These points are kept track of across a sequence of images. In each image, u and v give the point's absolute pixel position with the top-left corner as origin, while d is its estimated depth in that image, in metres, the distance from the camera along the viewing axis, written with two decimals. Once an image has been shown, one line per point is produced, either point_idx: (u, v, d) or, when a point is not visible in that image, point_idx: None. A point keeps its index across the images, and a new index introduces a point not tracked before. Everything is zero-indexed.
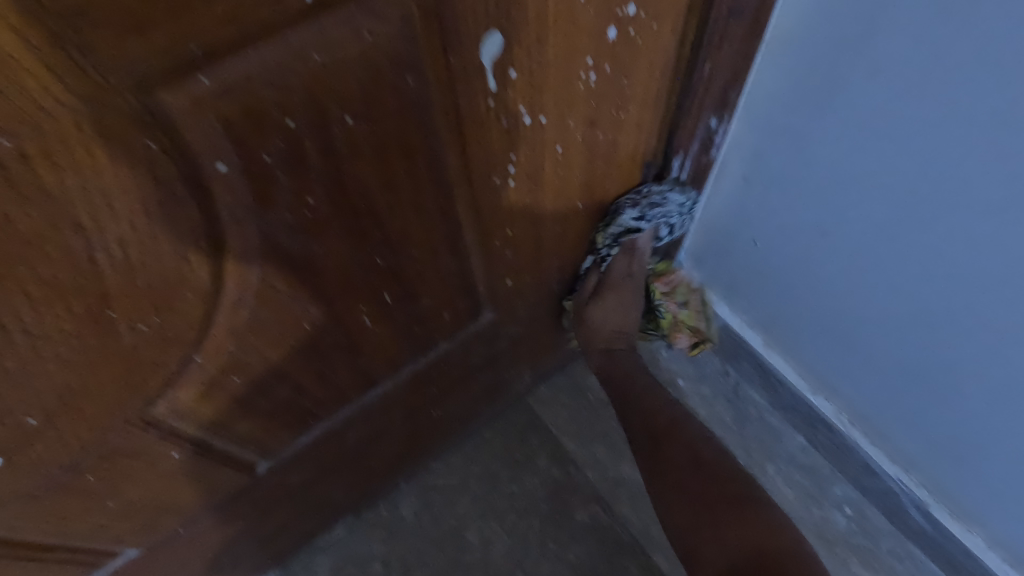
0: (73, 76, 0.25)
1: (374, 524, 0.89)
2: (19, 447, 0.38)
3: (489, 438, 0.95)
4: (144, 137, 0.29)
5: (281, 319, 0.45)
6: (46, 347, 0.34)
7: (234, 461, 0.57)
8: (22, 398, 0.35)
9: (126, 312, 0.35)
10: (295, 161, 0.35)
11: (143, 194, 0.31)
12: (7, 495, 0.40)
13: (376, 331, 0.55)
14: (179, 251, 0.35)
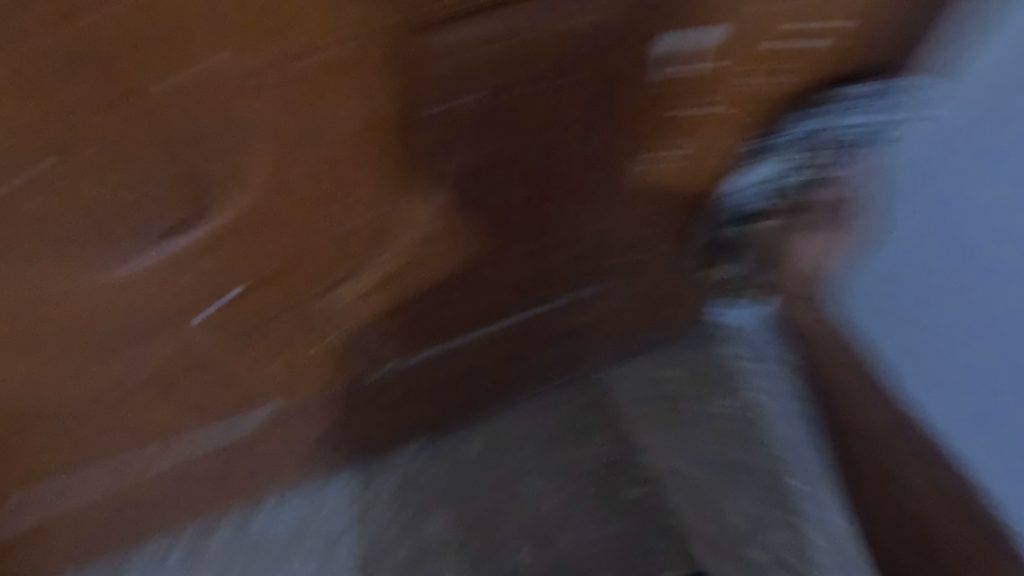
0: (352, 18, 0.33)
1: (439, 455, 0.96)
2: (242, 296, 0.50)
3: (559, 403, 0.99)
4: (380, 72, 0.37)
5: (435, 243, 0.55)
6: (282, 224, 0.44)
7: (365, 355, 0.68)
8: (251, 261, 0.46)
9: (337, 209, 0.45)
10: (483, 112, 0.43)
11: (366, 116, 0.39)
12: (224, 329, 0.53)
13: (503, 268, 0.65)
14: (384, 170, 0.44)
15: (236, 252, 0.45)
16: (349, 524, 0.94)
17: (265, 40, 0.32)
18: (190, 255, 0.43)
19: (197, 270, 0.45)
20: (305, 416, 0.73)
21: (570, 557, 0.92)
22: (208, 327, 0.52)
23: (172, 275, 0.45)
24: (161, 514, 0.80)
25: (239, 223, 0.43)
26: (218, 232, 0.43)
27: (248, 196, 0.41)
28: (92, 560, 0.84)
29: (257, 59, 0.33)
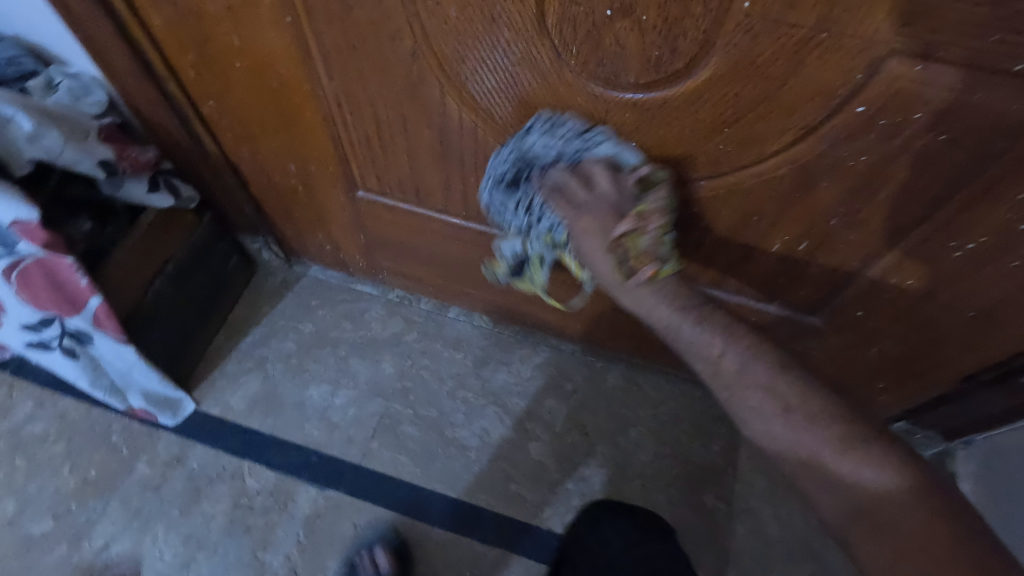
0: (849, 66, 0.50)
1: (588, 362, 1.19)
2: None
3: (694, 396, 1.15)
4: (835, 102, 0.53)
5: (754, 200, 0.68)
6: (677, 130, 0.62)
7: None
8: (635, 119, 0.62)
9: (721, 152, 0.63)
10: (868, 161, 0.58)
11: (800, 115, 0.56)
12: None
13: (770, 259, 0.76)
14: (771, 142, 0.60)
15: (638, 121, 0.62)
16: (501, 362, 1.18)
17: (786, 63, 0.51)
18: (614, 108, 0.62)
19: (609, 118, 0.63)
20: None
21: (631, 502, 1.06)
22: None
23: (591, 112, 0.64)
24: (421, 265, 1.10)
25: (656, 108, 0.60)
26: (643, 115, 0.62)
27: (681, 112, 0.60)
28: (358, 265, 1.19)
29: (774, 52, 0.51)
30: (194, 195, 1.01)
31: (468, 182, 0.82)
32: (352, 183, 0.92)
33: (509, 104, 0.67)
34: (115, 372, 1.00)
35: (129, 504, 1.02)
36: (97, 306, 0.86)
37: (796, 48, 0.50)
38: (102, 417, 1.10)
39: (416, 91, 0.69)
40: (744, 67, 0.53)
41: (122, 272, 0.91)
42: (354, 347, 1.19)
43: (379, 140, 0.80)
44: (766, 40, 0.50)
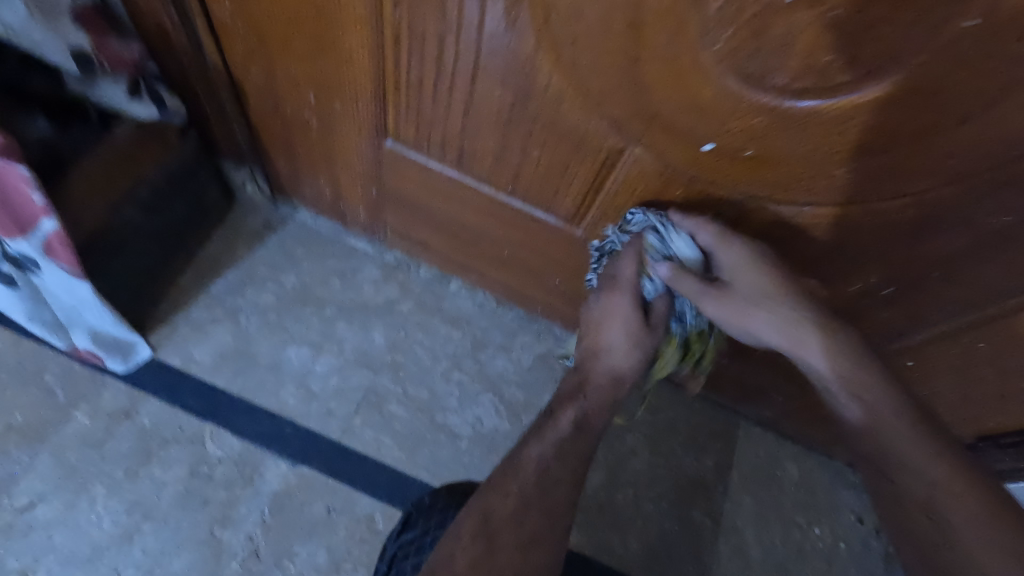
0: None
1: None
2: (716, 149, 0.58)
3: (694, 408, 1.11)
4: (1011, 143, 0.47)
5: (855, 233, 0.62)
6: (808, 144, 0.54)
7: None
8: (764, 124, 0.53)
9: (846, 177, 0.56)
10: (1011, 212, 0.53)
11: (963, 151, 0.49)
12: (660, 156, 0.62)
13: (841, 295, 0.71)
14: (910, 175, 0.53)
15: (765, 127, 0.54)
16: (501, 347, 1.09)
17: (981, 88, 0.44)
18: (745, 107, 0.53)
19: (732, 117, 0.54)
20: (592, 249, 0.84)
21: (621, 511, 1.02)
22: (657, 141, 0.60)
23: (713, 107, 0.54)
24: (434, 231, 0.98)
25: (796, 116, 0.51)
26: (776, 121, 0.53)
27: (823, 126, 0.51)
28: (358, 219, 1.05)
29: (976, 72, 0.43)
30: (180, 108, 0.83)
31: (527, 155, 0.71)
32: (381, 130, 0.79)
33: (615, 80, 0.56)
34: (59, 306, 0.84)
35: (62, 459, 0.88)
36: (51, 232, 0.70)
37: (1003, 72, 0.43)
38: (33, 353, 0.93)
39: (502, 41, 0.57)
40: (931, 84, 0.45)
41: (84, 187, 0.76)
42: (340, 309, 1.07)
43: (432, 88, 0.67)
44: (974, 57, 0.42)
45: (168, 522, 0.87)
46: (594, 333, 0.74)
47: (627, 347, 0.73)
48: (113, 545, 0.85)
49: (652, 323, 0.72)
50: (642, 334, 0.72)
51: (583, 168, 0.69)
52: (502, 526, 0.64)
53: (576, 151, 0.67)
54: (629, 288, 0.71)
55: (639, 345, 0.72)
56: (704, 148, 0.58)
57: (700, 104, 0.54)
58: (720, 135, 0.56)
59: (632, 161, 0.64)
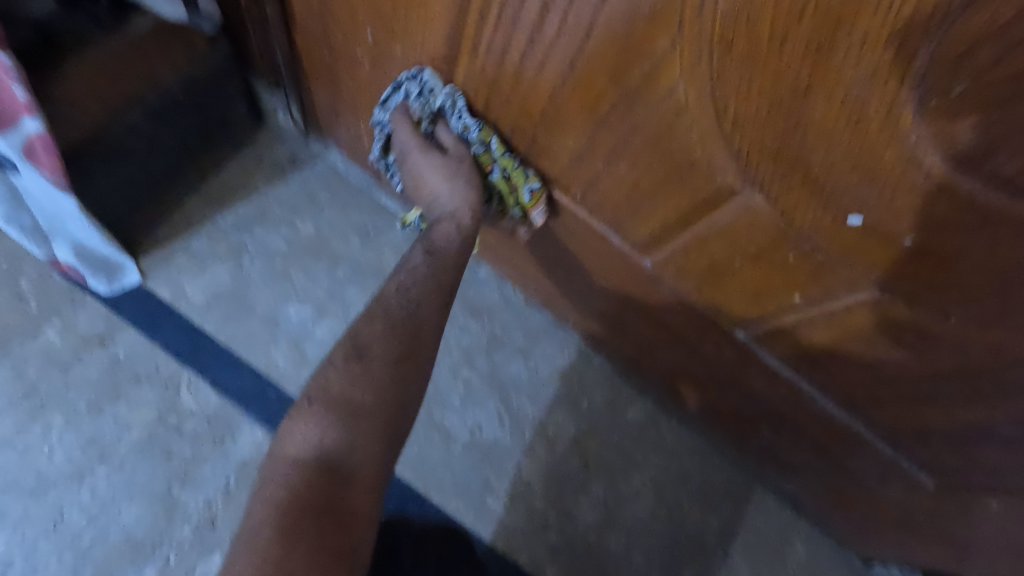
0: None
1: (614, 384, 1.00)
2: (862, 226, 0.45)
3: (712, 461, 1.00)
4: None
5: (1000, 368, 0.48)
6: (991, 256, 0.40)
7: (754, 322, 0.65)
8: (943, 216, 0.40)
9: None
10: None
11: None
12: (783, 214, 0.49)
13: (944, 416, 0.58)
14: None
15: (943, 217, 0.40)
16: (520, 351, 0.98)
17: None
18: (928, 187, 0.39)
19: (903, 196, 0.41)
20: (655, 283, 0.71)
21: (607, 556, 0.93)
22: (788, 197, 0.47)
23: (883, 176, 0.40)
24: None
25: (995, 217, 0.38)
26: (963, 217, 0.39)
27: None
28: None
29: None
30: (213, 15, 0.71)
31: (611, 166, 0.58)
32: (443, 90, 0.65)
33: (764, 110, 0.42)
34: (41, 213, 0.72)
35: (23, 376, 0.80)
36: (34, 134, 0.58)
37: None
38: (12, 251, 0.84)
39: (626, 24, 0.43)
40: None
41: (79, 88, 0.64)
42: (353, 271, 0.95)
43: (518, 59, 0.53)
44: None
45: (123, 468, 0.79)
46: (422, 184, 0.66)
47: (453, 196, 0.64)
48: (60, 482, 0.77)
49: (448, 148, 0.65)
50: (449, 163, 0.64)
51: (679, 200, 0.56)
52: (375, 341, 0.60)
53: (676, 179, 0.54)
54: (417, 148, 0.64)
55: (466, 200, 0.64)
56: (849, 220, 0.45)
57: (869, 166, 0.41)
58: (876, 213, 0.43)
59: (744, 209, 0.51)
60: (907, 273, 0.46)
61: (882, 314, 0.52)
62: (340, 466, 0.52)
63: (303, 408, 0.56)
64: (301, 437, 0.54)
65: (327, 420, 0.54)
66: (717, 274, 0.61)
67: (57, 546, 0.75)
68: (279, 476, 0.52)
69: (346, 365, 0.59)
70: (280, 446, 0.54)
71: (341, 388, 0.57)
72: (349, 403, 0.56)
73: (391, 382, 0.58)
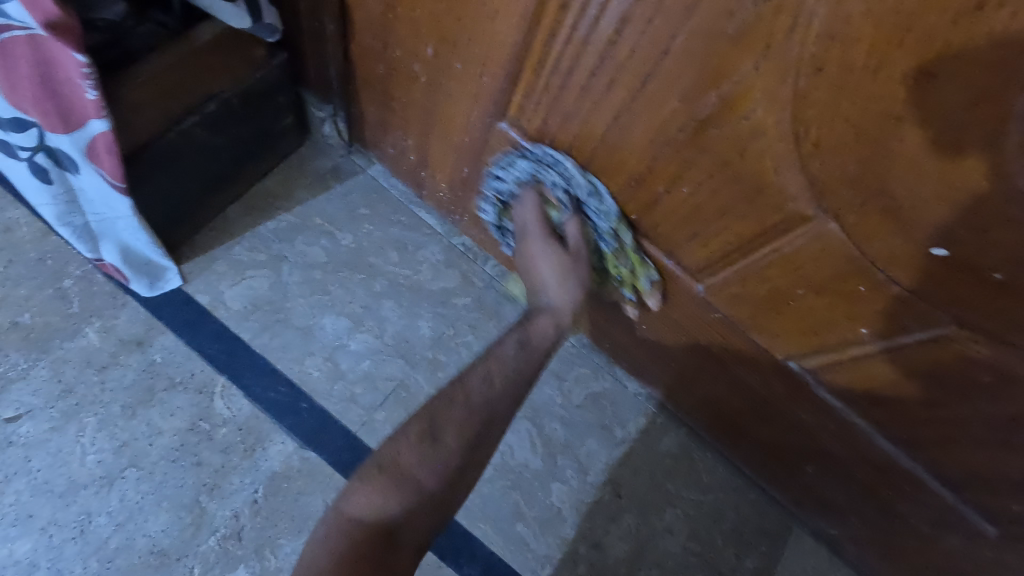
0: None
1: (649, 413, 0.98)
2: (946, 258, 0.43)
3: (749, 499, 0.96)
4: None
5: None
6: None
7: (811, 355, 0.63)
8: None
9: None
10: None
11: None
12: (857, 243, 0.47)
13: (1017, 462, 0.55)
14: None
15: None
16: (554, 374, 0.97)
17: None
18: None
19: (998, 228, 0.39)
20: (705, 311, 0.69)
21: None
22: (865, 226, 0.46)
23: (976, 207, 0.39)
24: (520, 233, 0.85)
25: None
26: None
27: None
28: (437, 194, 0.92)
29: None
30: (276, 26, 0.70)
31: (673, 189, 0.57)
32: (500, 107, 0.65)
33: (848, 135, 0.41)
34: (93, 214, 0.73)
35: (60, 376, 0.80)
36: (99, 134, 0.58)
37: None
38: (58, 250, 0.84)
39: (709, 43, 0.43)
40: None
41: (145, 91, 0.64)
42: (391, 286, 0.95)
43: (585, 78, 0.53)
44: None
45: (153, 475, 0.78)
46: (535, 273, 0.69)
47: (563, 300, 0.68)
48: (90, 485, 0.76)
49: (572, 247, 0.67)
50: (566, 263, 0.67)
51: (743, 225, 0.54)
52: (446, 428, 0.60)
53: (742, 203, 0.52)
54: (539, 234, 0.67)
55: (571, 300, 0.68)
56: (932, 251, 0.44)
57: (962, 197, 0.39)
58: (964, 245, 0.42)
59: (814, 237, 0.50)
60: (993, 307, 0.44)
61: (957, 352, 0.50)
62: (390, 527, 0.53)
63: (375, 472, 0.57)
64: (365, 500, 0.54)
65: (390, 489, 0.55)
66: (775, 303, 0.60)
67: (82, 552, 0.74)
68: (337, 533, 0.53)
69: (418, 441, 0.59)
70: (341, 503, 0.55)
71: (410, 460, 0.58)
72: (414, 478, 0.56)
73: (446, 464, 0.58)
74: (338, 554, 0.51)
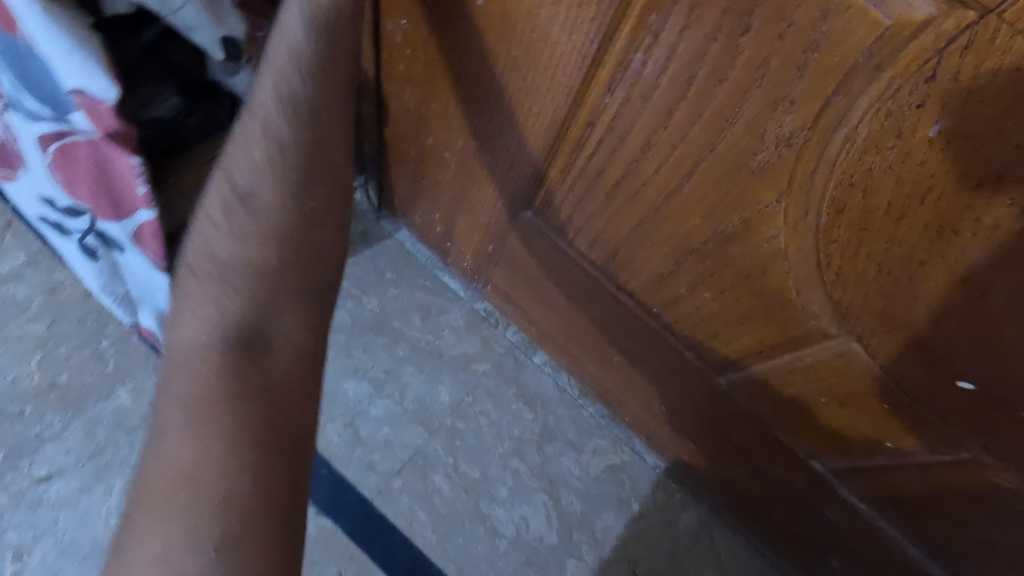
0: None
1: (667, 487, 0.96)
2: (970, 391, 0.43)
3: None
4: None
5: None
6: None
7: (834, 456, 0.62)
8: None
9: None
10: None
11: None
12: (881, 365, 0.48)
13: None
14: None
15: None
16: (572, 444, 0.96)
17: None
18: None
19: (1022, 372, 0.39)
20: (726, 401, 0.68)
21: None
22: (888, 353, 0.46)
23: (1001, 350, 0.39)
24: (541, 306, 0.86)
25: None
26: None
27: None
28: (461, 264, 0.93)
29: None
30: None
31: (695, 290, 0.57)
32: (526, 198, 0.66)
33: (870, 271, 0.41)
34: (134, 285, 0.76)
35: (92, 436, 0.82)
36: (145, 222, 0.61)
37: None
38: (98, 310, 0.88)
39: (733, 175, 0.44)
40: None
41: (195, 171, 0.70)
42: (413, 350, 0.97)
43: (609, 186, 0.55)
44: None
45: None
46: None
47: None
48: None
49: None
50: None
51: (765, 332, 0.54)
52: (257, 179, 0.47)
53: (765, 313, 0.52)
54: None
55: None
56: (956, 382, 0.44)
57: (987, 339, 0.40)
58: (990, 382, 0.42)
59: (835, 354, 0.50)
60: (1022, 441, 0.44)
61: (984, 477, 0.49)
62: (258, 334, 0.47)
63: (200, 284, 0.48)
64: (188, 337, 0.46)
65: (196, 332, 0.46)
66: (800, 406, 0.59)
67: None
68: (189, 364, 0.46)
69: (205, 279, 0.47)
70: (178, 333, 0.47)
71: (197, 309, 0.47)
72: (234, 267, 0.47)
73: (254, 279, 0.47)
74: (209, 387, 0.45)
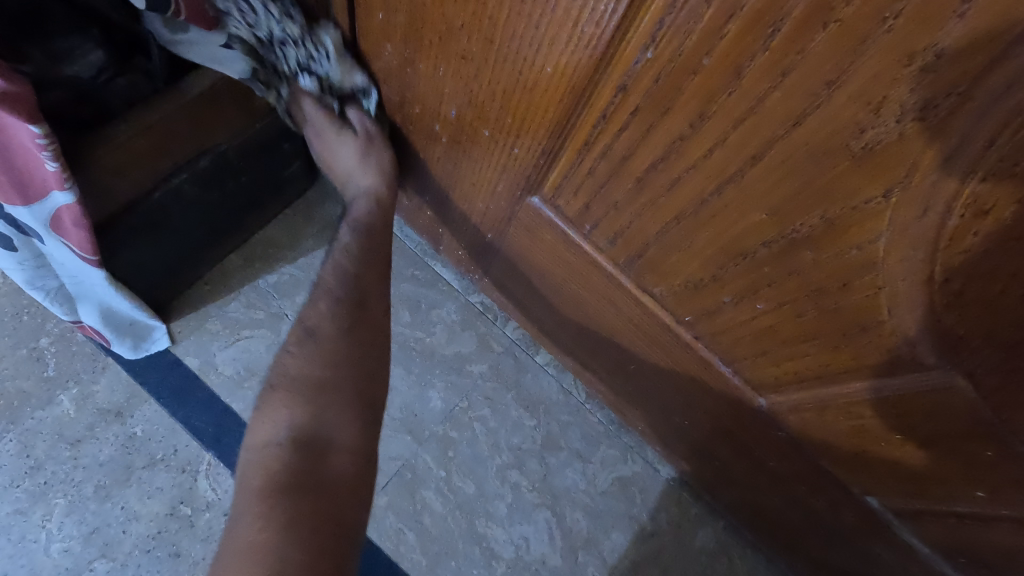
0: None
1: (682, 502, 0.87)
2: None
3: None
4: None
5: None
6: None
7: (898, 496, 0.52)
8: None
9: None
10: None
11: None
12: (993, 407, 0.37)
13: None
14: None
15: None
16: (578, 455, 0.86)
17: None
18: None
19: None
20: (765, 425, 0.58)
21: None
22: (1009, 395, 0.35)
23: None
24: (546, 305, 0.75)
25: None
26: None
27: None
28: (455, 253, 0.82)
29: None
30: None
31: (743, 302, 0.46)
32: (533, 182, 0.55)
33: (1008, 294, 0.30)
34: (67, 279, 0.64)
35: (29, 451, 0.72)
36: (63, 207, 0.50)
37: None
38: (36, 304, 0.76)
39: (819, 159, 0.32)
40: None
41: (118, 153, 0.56)
42: (400, 350, 0.86)
43: (640, 170, 0.43)
44: None
45: (125, 567, 0.70)
46: None
47: None
48: None
49: None
50: None
51: (831, 356, 0.44)
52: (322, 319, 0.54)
53: (836, 334, 0.42)
54: None
55: None
56: None
57: None
58: None
59: (928, 389, 0.39)
60: None
61: None
62: (319, 436, 0.47)
63: (269, 404, 0.49)
64: (269, 424, 0.48)
65: (287, 401, 0.49)
66: (864, 440, 0.49)
67: None
68: (259, 463, 0.46)
69: (301, 346, 0.52)
70: (253, 436, 0.48)
71: (299, 364, 0.51)
72: (313, 381, 0.50)
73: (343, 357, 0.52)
74: (281, 479, 0.45)
